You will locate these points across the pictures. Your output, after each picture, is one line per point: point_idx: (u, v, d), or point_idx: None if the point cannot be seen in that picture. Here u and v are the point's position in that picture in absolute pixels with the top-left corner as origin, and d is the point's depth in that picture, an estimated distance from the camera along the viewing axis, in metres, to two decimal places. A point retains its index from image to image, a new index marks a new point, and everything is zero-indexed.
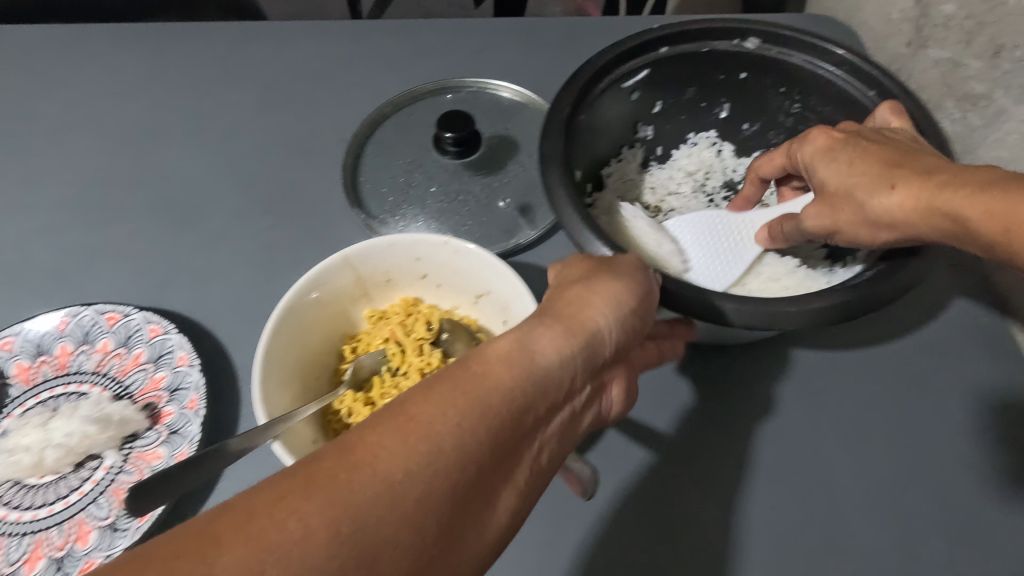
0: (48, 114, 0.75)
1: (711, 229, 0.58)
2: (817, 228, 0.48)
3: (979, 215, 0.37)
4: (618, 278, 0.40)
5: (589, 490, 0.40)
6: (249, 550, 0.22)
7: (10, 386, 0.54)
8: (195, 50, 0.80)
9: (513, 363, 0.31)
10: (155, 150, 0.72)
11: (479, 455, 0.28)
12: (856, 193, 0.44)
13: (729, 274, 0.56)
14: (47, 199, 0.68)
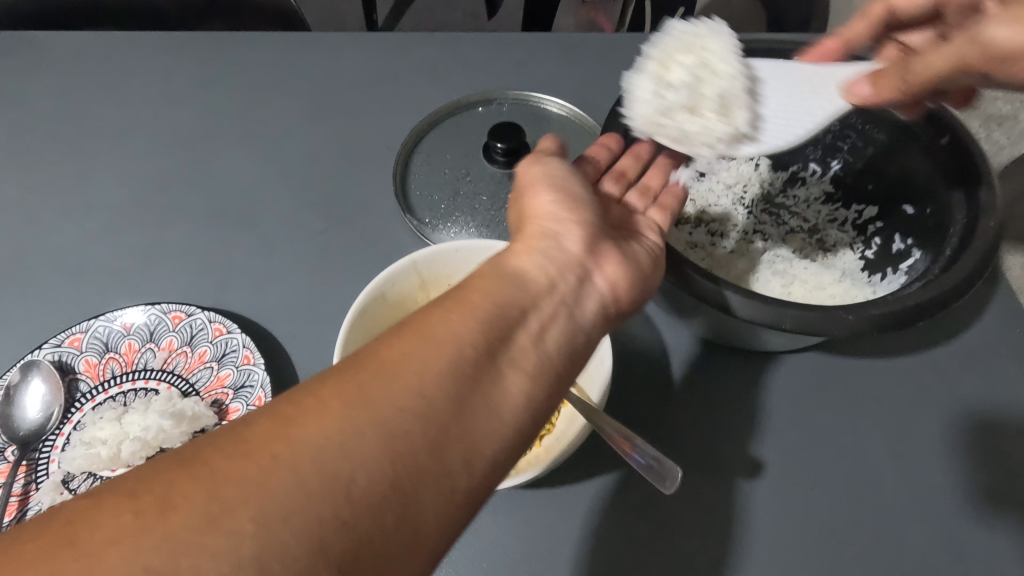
0: (106, 118, 0.77)
1: (796, 79, 0.56)
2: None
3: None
4: (543, 188, 0.48)
5: (675, 483, 0.43)
6: (292, 424, 0.29)
7: (78, 381, 0.55)
8: (243, 59, 0.83)
9: (484, 285, 0.40)
10: (208, 155, 0.74)
11: (472, 343, 0.36)
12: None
13: (785, 134, 0.53)
14: (105, 201, 0.70)
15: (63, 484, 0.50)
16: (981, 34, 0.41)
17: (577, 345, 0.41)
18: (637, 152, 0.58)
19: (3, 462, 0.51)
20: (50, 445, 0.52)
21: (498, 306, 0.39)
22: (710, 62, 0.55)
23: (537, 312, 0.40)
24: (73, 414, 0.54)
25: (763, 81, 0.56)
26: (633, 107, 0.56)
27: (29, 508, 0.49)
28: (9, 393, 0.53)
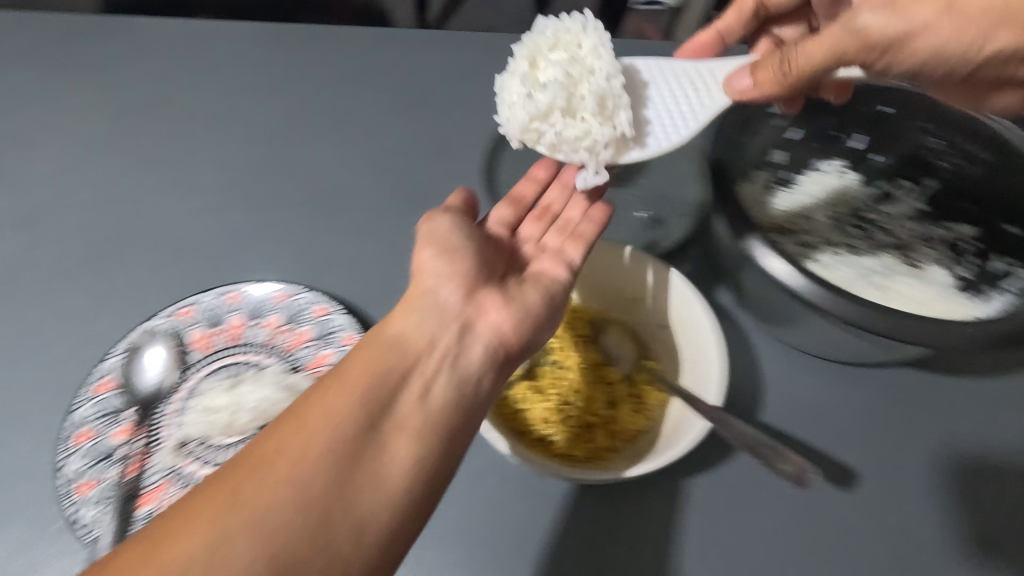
0: (205, 103, 0.80)
1: (683, 78, 0.54)
2: (895, 29, 0.45)
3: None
4: (421, 248, 0.51)
5: (802, 481, 0.44)
6: (170, 545, 0.33)
7: (188, 353, 0.57)
8: (335, 55, 0.85)
9: (363, 359, 0.44)
10: (303, 144, 0.77)
11: (351, 421, 0.40)
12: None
13: (675, 130, 0.52)
14: (206, 182, 0.73)
15: (178, 448, 0.52)
16: (857, 23, 0.46)
17: (469, 392, 0.45)
18: (519, 195, 0.58)
19: (121, 422, 0.53)
20: (162, 411, 0.54)
21: (375, 380, 0.43)
22: (580, 56, 0.52)
23: (418, 373, 0.44)
24: (185, 382, 0.56)
25: (648, 81, 0.54)
26: (509, 112, 0.52)
27: (147, 468, 0.51)
28: (130, 357, 0.55)
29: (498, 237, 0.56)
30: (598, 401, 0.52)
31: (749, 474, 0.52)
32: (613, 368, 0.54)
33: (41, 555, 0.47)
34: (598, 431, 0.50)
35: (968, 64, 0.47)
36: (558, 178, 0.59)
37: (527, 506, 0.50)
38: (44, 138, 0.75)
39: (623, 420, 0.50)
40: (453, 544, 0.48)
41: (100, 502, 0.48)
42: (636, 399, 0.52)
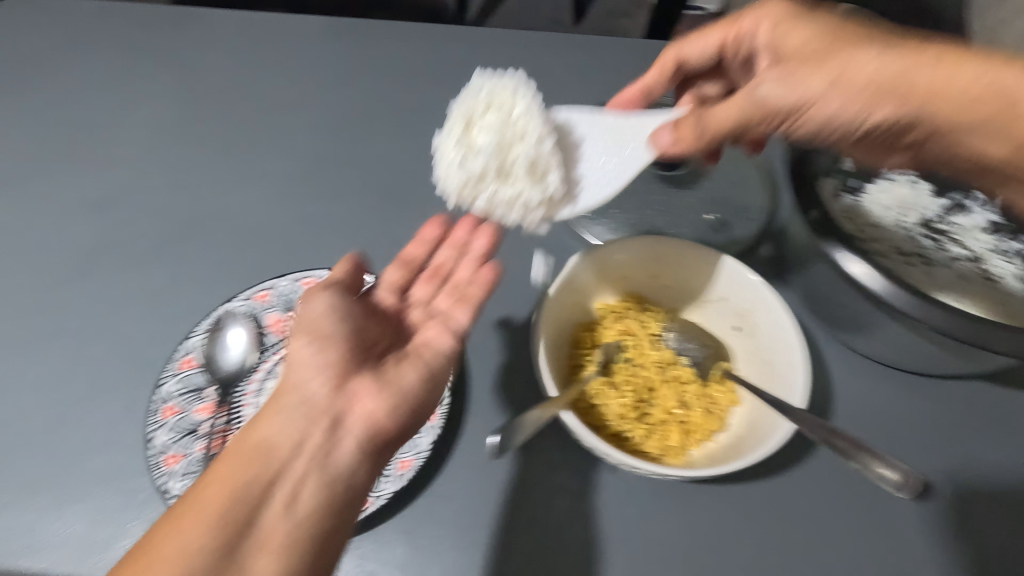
0: (273, 92, 0.80)
1: (613, 134, 0.58)
2: (789, 102, 0.48)
3: (983, 75, 0.44)
4: (294, 342, 0.49)
5: (911, 490, 0.40)
6: None
7: (265, 335, 0.58)
8: (399, 50, 0.85)
9: (226, 469, 0.43)
10: (369, 135, 0.77)
11: (209, 544, 0.39)
12: (848, 52, 0.48)
13: (604, 187, 0.55)
14: (275, 168, 0.73)
15: None
16: (757, 94, 0.49)
17: (340, 490, 0.43)
18: (405, 260, 0.57)
19: (204, 399, 0.54)
20: (242, 390, 0.55)
21: (237, 493, 0.41)
22: (513, 119, 0.54)
23: (288, 476, 0.43)
24: (262, 363, 0.57)
25: (580, 141, 0.58)
26: (445, 179, 0.55)
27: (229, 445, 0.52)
28: (212, 337, 0.57)
29: (384, 308, 0.55)
30: (671, 399, 0.52)
31: (820, 482, 0.52)
32: (686, 367, 0.54)
33: (132, 522, 0.50)
34: (671, 428, 0.50)
35: (857, 134, 0.48)
36: (449, 236, 0.58)
37: (598, 501, 0.52)
38: (119, 119, 0.77)
39: (696, 419, 0.51)
40: (527, 534, 0.50)
41: (186, 476, 0.50)
42: (709, 399, 0.52)
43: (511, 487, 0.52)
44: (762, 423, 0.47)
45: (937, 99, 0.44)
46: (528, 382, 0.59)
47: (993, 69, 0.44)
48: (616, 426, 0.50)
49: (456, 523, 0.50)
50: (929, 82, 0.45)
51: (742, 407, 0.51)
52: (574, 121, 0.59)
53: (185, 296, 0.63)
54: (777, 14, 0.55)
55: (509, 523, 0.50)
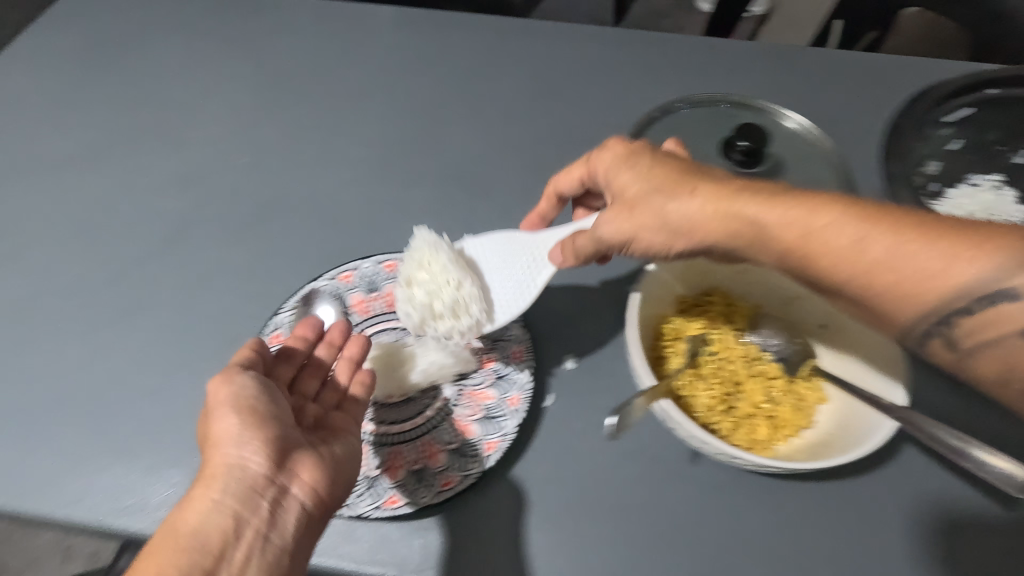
0: (347, 78, 0.81)
1: (511, 259, 0.57)
2: (627, 230, 0.50)
3: (778, 219, 0.44)
4: (219, 414, 0.46)
5: (1018, 486, 0.39)
6: None
7: (349, 315, 0.60)
8: (469, 38, 0.86)
9: (167, 550, 0.41)
10: (441, 122, 0.77)
11: None
12: (659, 198, 0.49)
13: (518, 302, 0.56)
14: (350, 153, 0.74)
15: None
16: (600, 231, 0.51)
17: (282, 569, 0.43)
18: (286, 354, 0.54)
19: None
20: None
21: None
22: (434, 268, 0.55)
23: (232, 559, 0.42)
24: None
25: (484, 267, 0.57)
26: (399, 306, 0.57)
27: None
28: (300, 314, 0.59)
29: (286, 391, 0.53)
30: (759, 394, 0.52)
31: (900, 487, 0.52)
32: (772, 363, 0.54)
33: None
34: (759, 422, 0.50)
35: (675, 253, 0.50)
36: (324, 336, 0.56)
37: (673, 495, 0.53)
38: (198, 103, 0.79)
39: (784, 415, 0.51)
40: (605, 522, 0.51)
41: None
42: (796, 396, 0.52)
43: (588, 478, 0.53)
44: (858, 422, 0.47)
45: (752, 242, 0.45)
46: (605, 372, 0.59)
47: (795, 206, 0.44)
48: (705, 417, 0.50)
49: (535, 510, 0.52)
50: (737, 217, 0.46)
51: (830, 404, 0.51)
52: (468, 253, 0.58)
53: (267, 276, 0.64)
54: (613, 156, 0.54)
55: (587, 511, 0.52)
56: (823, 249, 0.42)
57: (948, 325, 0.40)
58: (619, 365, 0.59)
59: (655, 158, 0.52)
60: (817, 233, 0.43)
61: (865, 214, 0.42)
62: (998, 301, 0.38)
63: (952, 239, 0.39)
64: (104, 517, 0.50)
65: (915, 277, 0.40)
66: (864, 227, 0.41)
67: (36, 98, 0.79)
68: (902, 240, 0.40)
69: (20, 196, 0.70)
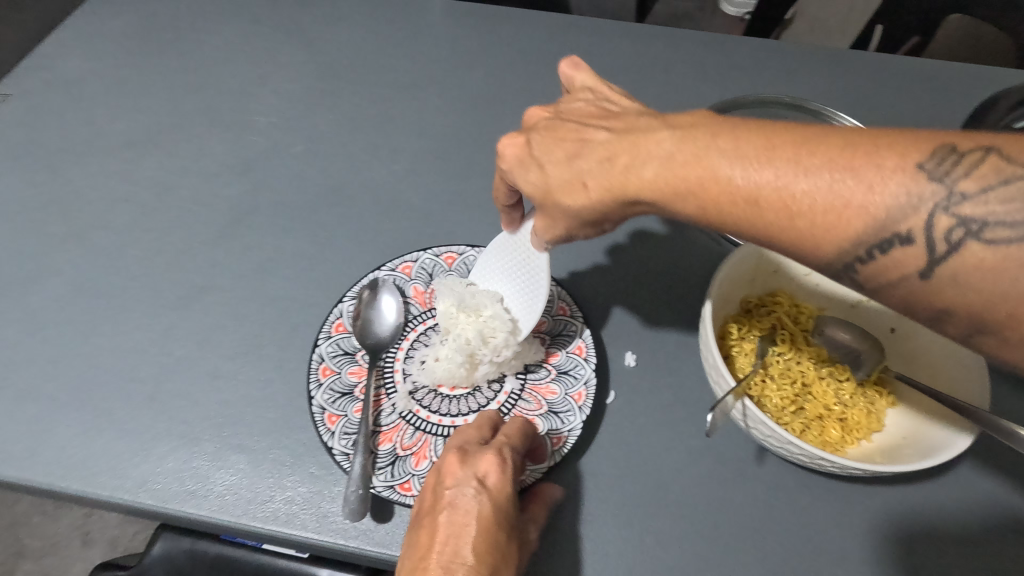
0: (399, 71, 0.81)
1: (520, 276, 0.57)
2: (558, 232, 0.47)
3: (671, 195, 0.38)
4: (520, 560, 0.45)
5: None
6: None
7: (410, 306, 0.60)
8: (521, 34, 0.86)
9: None
10: (494, 117, 0.77)
11: None
12: (555, 199, 0.45)
13: (534, 304, 0.55)
14: (404, 146, 0.74)
15: (410, 394, 0.54)
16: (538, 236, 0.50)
17: None
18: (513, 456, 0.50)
19: (356, 362, 0.56)
20: (392, 356, 0.57)
21: None
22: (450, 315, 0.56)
23: None
24: (410, 333, 0.58)
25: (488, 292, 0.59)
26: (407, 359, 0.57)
27: (383, 409, 0.53)
28: (363, 301, 0.58)
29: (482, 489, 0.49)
30: (829, 395, 0.51)
31: (966, 495, 0.52)
32: (839, 364, 0.53)
33: (292, 477, 0.51)
34: (829, 424, 0.50)
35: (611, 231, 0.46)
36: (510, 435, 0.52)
37: (742, 495, 0.52)
38: (253, 91, 0.79)
39: (856, 417, 0.50)
40: (672, 520, 0.51)
41: (345, 437, 0.51)
42: (867, 399, 0.51)
43: (657, 475, 0.53)
44: (936, 426, 0.47)
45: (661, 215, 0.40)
46: (665, 371, 0.59)
47: (677, 175, 0.37)
48: (775, 416, 0.50)
49: (603, 504, 0.52)
50: (635, 198, 0.40)
51: (900, 407, 0.51)
52: (480, 284, 0.59)
53: (326, 267, 0.64)
54: (514, 155, 0.48)
55: (656, 507, 0.51)
56: (724, 219, 0.36)
57: (853, 270, 0.33)
58: (680, 363, 0.59)
59: (542, 145, 0.47)
60: (705, 203, 0.36)
61: (755, 164, 0.34)
62: (892, 247, 0.32)
63: (844, 175, 0.32)
64: (169, 500, 0.50)
65: (811, 229, 0.33)
66: (753, 187, 0.34)
67: (94, 84, 0.80)
68: (796, 195, 0.33)
69: (82, 180, 0.72)
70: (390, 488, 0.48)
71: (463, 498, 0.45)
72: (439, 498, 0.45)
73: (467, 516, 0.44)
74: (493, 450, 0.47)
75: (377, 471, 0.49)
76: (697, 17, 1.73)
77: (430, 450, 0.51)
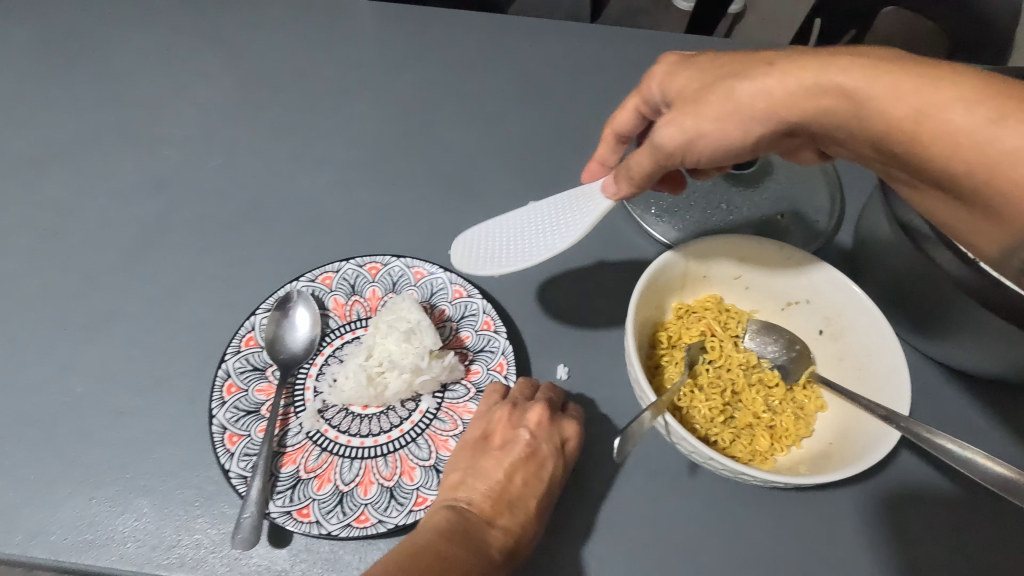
0: (326, 77, 0.78)
1: (560, 209, 0.53)
2: (683, 134, 0.44)
3: (878, 90, 0.35)
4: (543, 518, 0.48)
5: (988, 477, 0.37)
6: None
7: (329, 318, 0.57)
8: (453, 35, 0.83)
9: None
10: (425, 122, 0.75)
11: None
12: (720, 82, 0.42)
13: (565, 236, 0.50)
14: (329, 155, 0.71)
15: (319, 413, 0.52)
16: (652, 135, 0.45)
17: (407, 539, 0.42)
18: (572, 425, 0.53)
19: (265, 379, 0.54)
20: (305, 372, 0.55)
21: None
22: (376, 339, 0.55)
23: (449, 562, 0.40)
24: (326, 347, 0.56)
25: (516, 232, 0.54)
26: (324, 373, 0.54)
27: (290, 429, 0.51)
28: (275, 317, 0.56)
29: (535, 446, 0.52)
30: (759, 404, 0.50)
31: (897, 494, 0.51)
32: (769, 370, 0.53)
33: (201, 519, 0.48)
34: (759, 433, 0.49)
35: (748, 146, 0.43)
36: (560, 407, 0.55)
37: (676, 508, 0.51)
38: (168, 102, 0.75)
39: (784, 424, 0.50)
40: (602, 540, 0.49)
41: (245, 458, 0.49)
42: (797, 405, 0.51)
43: (591, 493, 0.51)
44: (860, 432, 0.46)
45: (833, 114, 0.37)
46: (599, 382, 0.57)
47: (899, 74, 0.34)
48: (704, 428, 0.49)
49: None
50: (824, 87, 0.37)
51: (829, 412, 0.50)
52: (509, 228, 0.54)
53: (242, 288, 0.60)
54: (681, 63, 0.48)
55: (590, 527, 0.50)
56: (934, 120, 0.33)
57: None
58: (614, 374, 0.57)
59: (725, 53, 0.46)
60: (925, 105, 0.33)
61: (994, 98, 0.31)
62: None
63: None
64: (63, 553, 0.46)
65: None
66: (988, 105, 0.31)
67: None
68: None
69: None
70: (286, 515, 0.46)
71: (543, 449, 0.48)
72: (518, 439, 0.49)
73: (541, 467, 0.48)
74: (576, 419, 0.51)
75: (276, 495, 0.47)
76: (650, 11, 1.72)
77: (335, 473, 0.49)
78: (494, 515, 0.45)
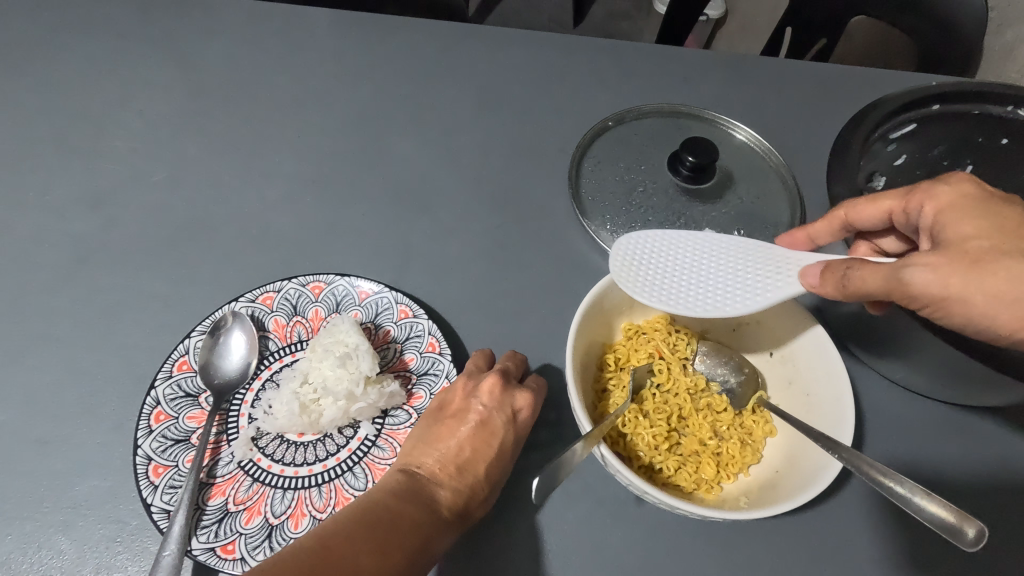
0: (282, 88, 0.76)
1: (744, 258, 0.49)
2: (941, 290, 0.39)
3: None
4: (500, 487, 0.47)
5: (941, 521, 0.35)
6: None
7: (268, 340, 0.56)
8: (415, 44, 0.81)
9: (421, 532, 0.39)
10: (380, 134, 0.73)
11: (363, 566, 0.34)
12: (1015, 253, 0.38)
13: (734, 304, 0.47)
14: (280, 169, 0.69)
15: (253, 441, 0.50)
16: (901, 269, 0.40)
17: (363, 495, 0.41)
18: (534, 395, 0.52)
19: (198, 406, 0.52)
20: (241, 398, 0.53)
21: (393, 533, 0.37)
22: (316, 363, 0.53)
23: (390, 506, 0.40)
24: (263, 371, 0.54)
25: (699, 262, 0.49)
26: (260, 399, 0.53)
27: (220, 459, 0.49)
28: (209, 340, 0.54)
29: None
30: (705, 430, 0.49)
31: (849, 521, 0.49)
32: (718, 395, 0.51)
33: (121, 556, 0.45)
34: (705, 461, 0.48)
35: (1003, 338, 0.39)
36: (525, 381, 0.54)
37: (620, 537, 0.48)
38: (116, 113, 0.73)
39: (730, 451, 0.48)
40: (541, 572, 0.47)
41: (169, 490, 0.46)
42: (744, 431, 0.50)
43: (533, 523, 0.49)
44: (806, 462, 0.44)
45: None
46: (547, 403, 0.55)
47: None
48: (648, 456, 0.47)
49: (472, 562, 0.47)
50: None
51: (778, 438, 0.49)
52: (694, 249, 0.50)
53: (180, 309, 0.58)
54: (964, 198, 0.43)
55: (531, 560, 0.47)
56: None
57: None
58: (563, 396, 0.55)
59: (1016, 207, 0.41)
60: None
61: None
62: None
63: None
64: None
65: None
66: None
67: None
68: None
69: None
70: (209, 552, 0.44)
71: (494, 420, 0.47)
72: (470, 408, 0.48)
73: (492, 436, 0.46)
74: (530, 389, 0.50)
75: (199, 530, 0.45)
76: (632, 16, 1.71)
77: (265, 505, 0.47)
78: (445, 481, 0.44)
